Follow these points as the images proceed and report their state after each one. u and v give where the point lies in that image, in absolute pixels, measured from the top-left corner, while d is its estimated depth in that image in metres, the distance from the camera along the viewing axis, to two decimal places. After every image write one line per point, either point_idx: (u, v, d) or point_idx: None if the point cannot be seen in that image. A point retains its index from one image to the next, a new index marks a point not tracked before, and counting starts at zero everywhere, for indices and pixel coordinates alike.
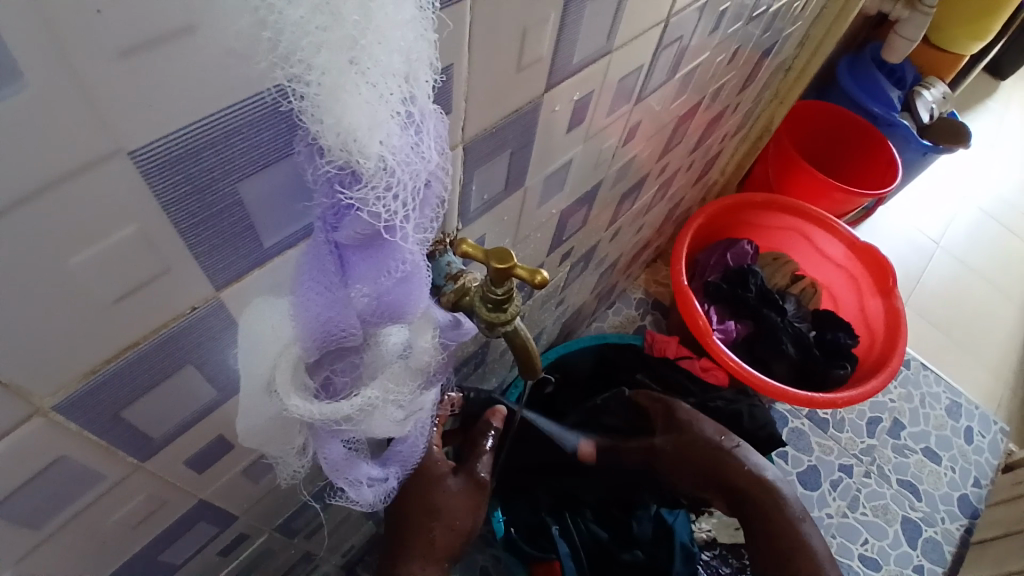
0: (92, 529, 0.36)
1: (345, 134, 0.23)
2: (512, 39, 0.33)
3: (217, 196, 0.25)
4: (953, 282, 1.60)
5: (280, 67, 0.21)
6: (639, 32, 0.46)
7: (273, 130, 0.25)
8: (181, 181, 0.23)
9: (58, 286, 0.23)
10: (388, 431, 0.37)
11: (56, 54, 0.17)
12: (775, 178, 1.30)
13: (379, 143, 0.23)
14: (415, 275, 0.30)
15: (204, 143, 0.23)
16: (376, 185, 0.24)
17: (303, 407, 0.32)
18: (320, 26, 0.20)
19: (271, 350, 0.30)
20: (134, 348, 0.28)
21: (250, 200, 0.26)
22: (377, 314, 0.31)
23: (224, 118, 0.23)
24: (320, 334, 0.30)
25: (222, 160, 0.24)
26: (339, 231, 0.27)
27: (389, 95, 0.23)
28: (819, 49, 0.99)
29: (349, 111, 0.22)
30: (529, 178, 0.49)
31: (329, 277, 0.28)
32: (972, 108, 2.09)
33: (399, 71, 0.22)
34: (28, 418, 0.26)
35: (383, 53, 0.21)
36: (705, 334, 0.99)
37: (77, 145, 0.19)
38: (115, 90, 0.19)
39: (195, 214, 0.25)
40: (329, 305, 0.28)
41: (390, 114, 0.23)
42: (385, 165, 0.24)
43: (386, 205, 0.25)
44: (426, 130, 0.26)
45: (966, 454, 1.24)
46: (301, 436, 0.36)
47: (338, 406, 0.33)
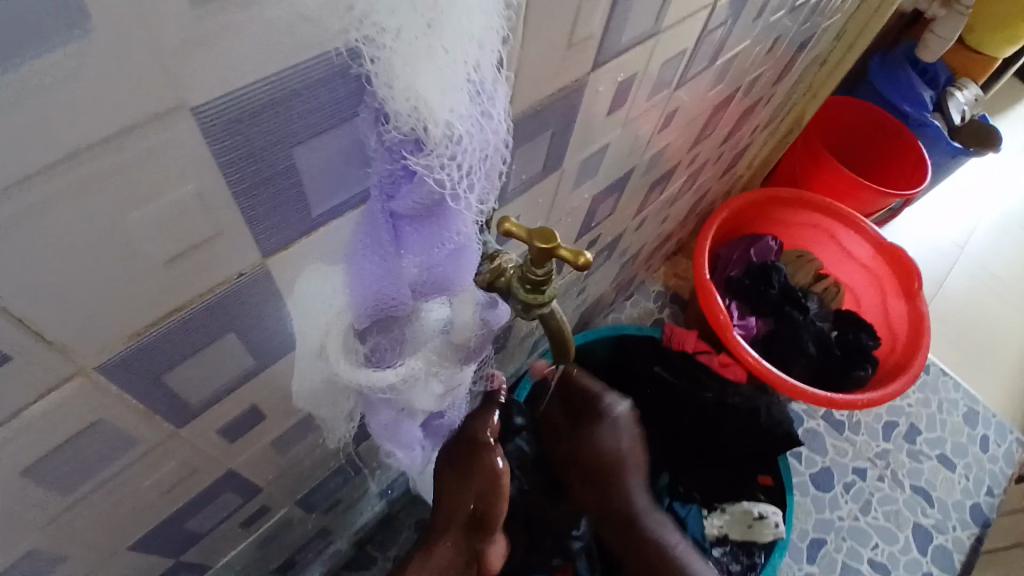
0: (125, 492, 0.36)
1: (415, 98, 0.23)
2: (567, 14, 0.32)
3: (279, 160, 0.25)
4: (976, 289, 1.58)
5: (354, 30, 0.22)
6: (685, 15, 0.45)
7: (337, 93, 0.24)
8: (238, 140, 0.23)
9: (113, 244, 0.22)
10: (425, 404, 0.39)
11: (128, 0, 0.17)
12: (802, 174, 1.29)
13: (448, 111, 0.23)
14: (467, 248, 0.30)
15: (266, 104, 0.22)
16: (441, 154, 0.25)
17: (350, 372, 0.32)
18: None
19: (325, 315, 0.30)
20: (181, 312, 0.28)
21: (307, 164, 0.26)
22: (429, 286, 0.31)
23: (287, 81, 0.22)
24: (372, 305, 0.30)
25: (285, 124, 0.24)
26: (396, 201, 0.27)
27: (462, 61, 0.23)
28: (856, 43, 0.97)
29: (420, 74, 0.22)
30: (566, 161, 0.49)
31: (383, 246, 0.28)
32: (1004, 112, 2.05)
33: (473, 36, 0.22)
34: (71, 377, 0.26)
35: (458, 17, 0.22)
36: (726, 329, 0.98)
37: (142, 99, 0.19)
38: (183, 42, 0.19)
39: (257, 177, 0.25)
40: (381, 275, 0.29)
41: (462, 81, 0.23)
42: (452, 133, 0.24)
43: (449, 174, 0.25)
44: (496, 102, 0.25)
45: (981, 462, 1.23)
46: (351, 402, 0.37)
47: (384, 374, 0.34)
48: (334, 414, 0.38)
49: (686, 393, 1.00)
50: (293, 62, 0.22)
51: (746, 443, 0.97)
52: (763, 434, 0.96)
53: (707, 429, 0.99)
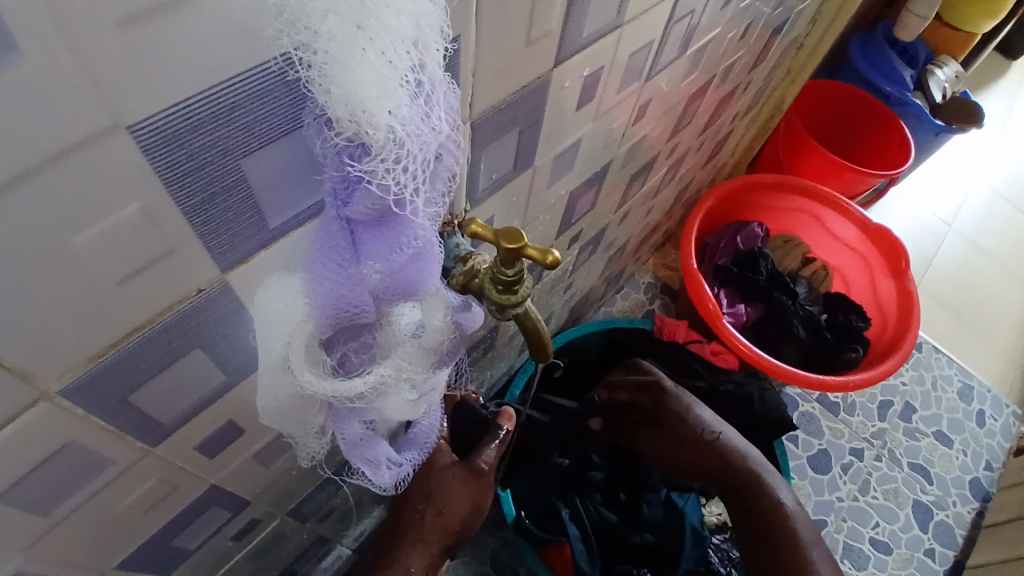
0: (104, 513, 0.36)
1: (353, 103, 0.22)
2: (521, 11, 0.32)
3: (221, 171, 0.24)
4: (965, 264, 1.58)
5: (286, 35, 0.21)
6: (649, 6, 0.45)
7: (277, 100, 0.24)
8: (181, 157, 0.22)
9: (59, 267, 0.22)
10: (397, 412, 0.38)
11: (51, 24, 0.16)
12: (786, 159, 1.29)
13: (388, 114, 0.22)
14: (428, 252, 0.29)
15: (204, 115, 0.22)
16: (385, 158, 0.23)
17: (314, 384, 0.31)
18: None
19: (285, 327, 0.29)
20: (141, 330, 0.27)
21: (256, 175, 0.26)
22: (391, 292, 0.30)
23: (224, 92, 0.22)
24: (332, 311, 0.29)
25: (225, 134, 0.23)
26: (349, 207, 0.26)
27: (397, 61, 0.22)
28: (832, 26, 0.97)
29: (354, 78, 0.21)
30: (538, 157, 0.48)
31: (339, 253, 0.27)
32: (985, 87, 2.06)
33: (408, 36, 0.22)
34: (34, 402, 0.26)
35: (388, 17, 0.21)
36: (715, 317, 0.98)
37: (74, 121, 0.19)
38: (111, 62, 0.18)
39: (200, 191, 0.24)
40: (341, 282, 0.28)
41: (399, 81, 0.22)
42: (395, 136, 0.23)
43: (396, 179, 0.24)
44: (436, 100, 0.25)
45: (977, 437, 1.23)
46: (320, 416, 0.36)
47: (351, 384, 0.32)
48: (305, 430, 0.37)
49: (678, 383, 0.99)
50: (227, 74, 0.21)
51: (739, 429, 0.96)
52: (755, 420, 0.96)
53: None
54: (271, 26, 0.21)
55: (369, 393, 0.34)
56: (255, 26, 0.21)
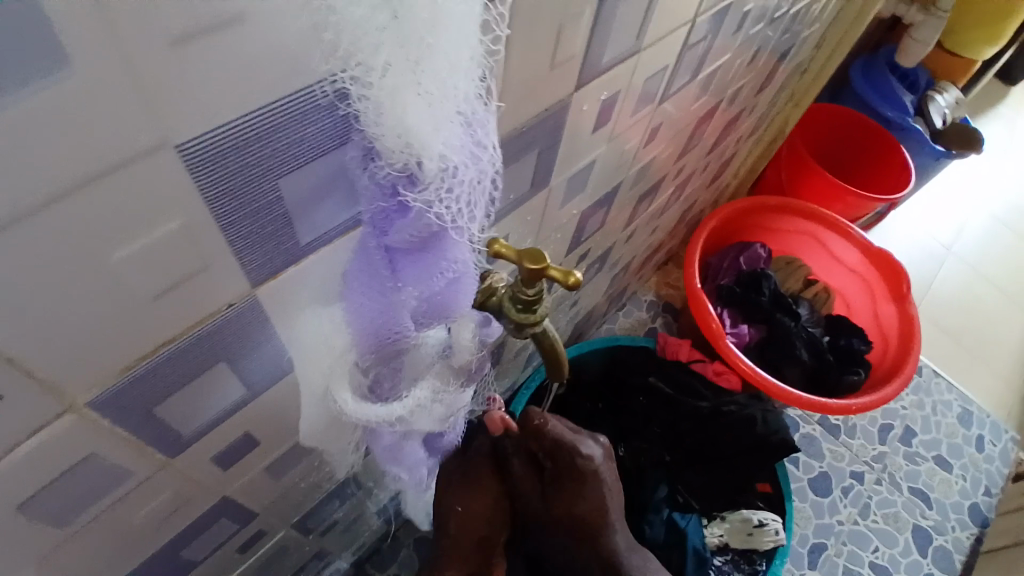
0: (118, 525, 0.36)
1: (408, 135, 0.23)
2: (547, 38, 0.33)
3: (260, 192, 0.25)
4: (964, 289, 1.59)
5: (341, 65, 0.22)
6: (666, 32, 0.46)
7: (321, 124, 0.24)
8: (224, 176, 0.23)
9: (98, 282, 0.22)
10: (431, 426, 0.40)
11: (107, 42, 0.17)
12: (788, 181, 1.30)
13: (441, 145, 0.24)
14: (465, 276, 0.30)
15: (249, 137, 0.22)
16: (436, 187, 0.25)
17: (358, 414, 0.33)
18: (380, 26, 0.20)
19: (327, 354, 0.31)
20: (170, 344, 0.28)
21: (295, 194, 0.26)
22: (427, 314, 0.31)
23: (270, 114, 0.22)
24: (376, 335, 0.30)
25: (267, 156, 0.24)
26: (390, 235, 0.27)
27: (455, 96, 0.23)
28: (836, 52, 0.99)
29: (413, 112, 0.22)
30: (553, 178, 0.49)
31: (381, 280, 0.28)
32: (985, 113, 2.08)
33: (463, 71, 0.23)
34: (61, 414, 0.26)
35: (448, 54, 0.22)
36: (718, 337, 0.99)
37: (123, 138, 0.19)
38: (162, 81, 0.19)
39: (238, 210, 0.25)
40: (384, 307, 0.29)
41: (454, 116, 0.24)
42: (447, 166, 0.25)
43: (449, 207, 0.26)
44: (486, 132, 0.26)
45: (976, 463, 1.23)
46: (357, 433, 0.38)
47: (391, 409, 0.35)
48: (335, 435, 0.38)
49: (683, 403, 1.00)
50: (276, 95, 0.22)
51: (743, 450, 0.96)
52: (760, 442, 0.95)
53: (704, 441, 0.98)
54: (315, 51, 0.21)
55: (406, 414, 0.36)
56: (300, 53, 0.21)
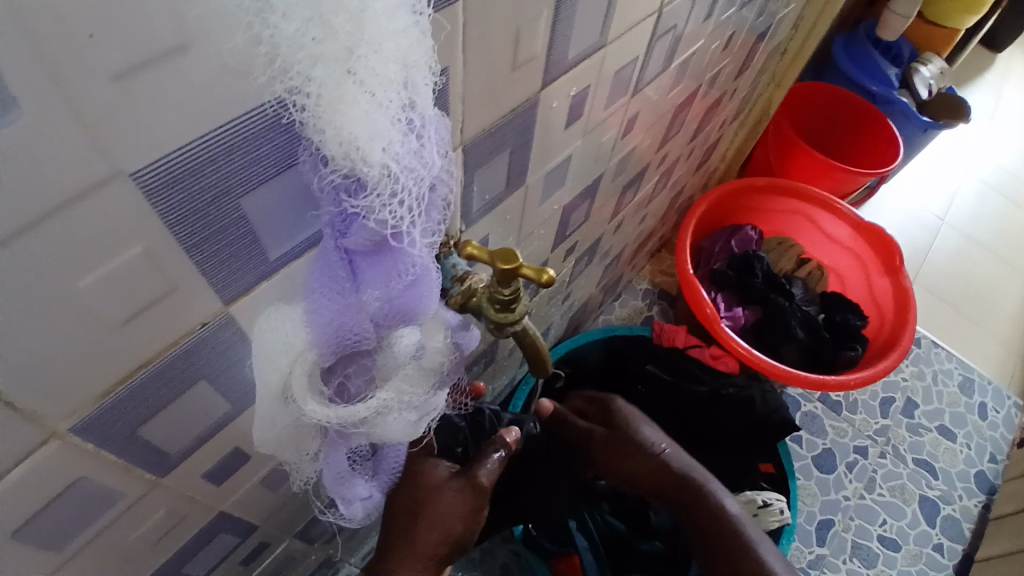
0: (115, 546, 0.36)
1: (347, 143, 0.23)
2: (505, 40, 0.33)
3: (221, 212, 0.25)
4: (960, 258, 1.59)
5: (279, 81, 0.22)
6: (632, 23, 0.46)
7: (275, 142, 0.25)
8: (185, 198, 0.23)
9: (68, 310, 0.23)
10: (401, 435, 0.38)
11: (52, 84, 0.17)
12: (777, 161, 1.30)
13: (380, 151, 0.24)
14: (425, 277, 0.30)
15: (205, 160, 0.23)
16: (382, 193, 0.25)
17: (320, 412, 0.31)
18: (315, 37, 0.20)
19: (287, 355, 0.30)
20: (147, 366, 0.28)
21: (260, 210, 0.27)
22: (390, 318, 0.31)
23: (224, 135, 0.23)
24: (335, 340, 0.30)
25: (226, 176, 0.24)
26: (348, 238, 0.27)
27: (389, 102, 0.23)
28: (814, 30, 0.99)
29: (350, 122, 0.22)
30: (530, 175, 0.49)
31: (340, 283, 0.28)
32: (972, 81, 2.08)
33: (396, 77, 0.23)
34: (45, 441, 0.26)
35: (379, 62, 0.22)
36: (713, 321, 0.99)
37: (79, 171, 0.20)
38: (111, 113, 0.19)
39: (199, 233, 0.25)
40: (342, 311, 0.29)
41: (390, 121, 0.23)
42: (389, 172, 0.24)
43: (391, 211, 0.26)
44: (427, 135, 0.26)
45: (981, 430, 1.23)
46: (316, 442, 0.36)
47: (354, 408, 0.33)
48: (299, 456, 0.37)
49: (681, 389, 0.99)
50: (231, 116, 0.22)
51: (744, 433, 0.96)
52: (760, 424, 0.96)
53: (706, 426, 0.97)
54: (264, 73, 0.22)
55: (371, 416, 0.35)
56: (249, 71, 0.21)
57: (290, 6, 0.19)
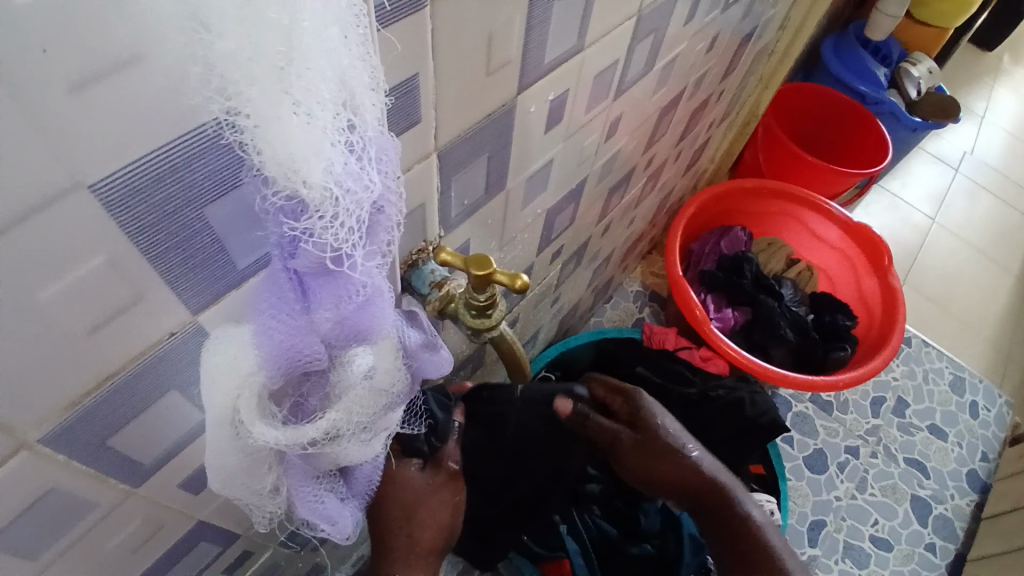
0: (90, 556, 0.36)
1: (286, 164, 0.22)
2: (477, 46, 0.33)
3: (164, 232, 0.24)
4: (951, 257, 1.60)
5: (217, 101, 0.21)
6: (610, 27, 0.46)
7: (217, 159, 0.24)
8: (130, 217, 0.23)
9: (31, 320, 0.23)
10: (360, 455, 0.36)
11: (7, 100, 0.17)
12: (765, 162, 1.30)
13: (322, 173, 0.23)
14: (376, 296, 0.31)
15: (150, 177, 0.22)
16: (324, 214, 0.25)
17: (268, 434, 0.30)
18: (250, 57, 0.20)
19: (232, 379, 0.29)
20: (114, 376, 0.28)
21: (207, 227, 0.26)
22: (343, 337, 0.32)
23: (169, 153, 0.22)
24: (283, 359, 0.30)
25: (170, 196, 0.24)
26: (295, 259, 0.27)
27: (327, 124, 0.23)
28: (800, 32, 0.99)
29: (290, 142, 0.22)
30: (510, 180, 0.49)
31: (288, 303, 0.28)
32: (961, 81, 2.09)
33: (332, 98, 0.22)
34: (14, 452, 0.26)
35: (313, 82, 0.21)
36: (703, 324, 0.99)
37: (36, 185, 0.19)
38: (65, 124, 0.19)
39: (148, 251, 0.25)
40: (292, 332, 0.29)
41: (330, 142, 0.23)
42: (331, 193, 0.24)
43: (333, 233, 0.26)
44: (368, 155, 0.25)
45: (972, 429, 1.24)
46: (271, 474, 0.35)
47: (304, 430, 0.32)
48: (255, 492, 0.35)
49: (670, 391, 1.00)
50: (168, 137, 0.22)
51: (734, 436, 0.95)
52: (749, 425, 0.94)
53: (695, 427, 0.96)
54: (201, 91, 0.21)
55: (324, 437, 0.33)
56: (185, 88, 0.21)
57: (226, 24, 0.19)
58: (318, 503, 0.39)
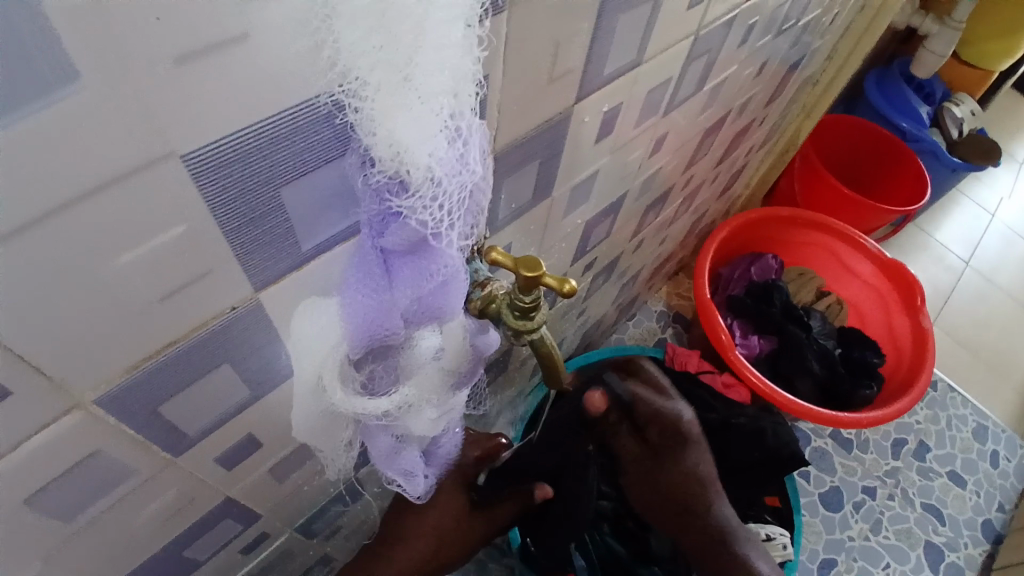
0: (123, 523, 0.37)
1: (396, 146, 0.25)
2: (545, 52, 0.34)
3: (266, 204, 0.26)
4: (983, 303, 1.57)
5: (337, 82, 0.24)
6: (668, 45, 0.46)
7: (321, 134, 0.25)
8: (228, 185, 0.24)
9: (107, 282, 0.23)
10: (422, 428, 0.40)
11: (118, 64, 0.18)
12: (801, 192, 1.29)
13: (427, 156, 0.25)
14: (455, 279, 0.32)
15: (249, 149, 0.23)
16: (423, 195, 0.27)
17: (344, 402, 0.34)
18: (376, 44, 0.22)
19: (320, 350, 0.32)
20: (173, 345, 0.29)
21: (302, 204, 0.28)
22: (419, 314, 0.32)
23: (270, 126, 0.23)
24: (365, 335, 0.32)
25: (271, 165, 0.25)
26: (386, 236, 0.29)
27: (438, 110, 0.24)
28: (847, 64, 0.98)
29: (403, 127, 0.24)
30: (556, 188, 0.50)
31: (375, 280, 0.30)
32: (1004, 125, 2.06)
33: (448, 88, 0.24)
34: (69, 410, 0.27)
35: (434, 70, 0.23)
36: (728, 348, 0.98)
37: (134, 149, 0.20)
38: (166, 92, 0.20)
39: (242, 218, 0.26)
40: (375, 308, 0.30)
41: (439, 129, 0.25)
42: (433, 176, 0.26)
43: (431, 214, 0.27)
44: (470, 145, 0.27)
45: (991, 478, 1.21)
46: (348, 430, 0.40)
47: (378, 403, 0.35)
48: (331, 442, 0.40)
49: (692, 415, 0.97)
50: (262, 113, 0.23)
51: (755, 464, 0.94)
52: (771, 455, 0.94)
53: (714, 453, 0.95)
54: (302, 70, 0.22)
55: (393, 411, 0.37)
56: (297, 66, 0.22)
57: (356, 12, 0.21)
58: (401, 455, 0.43)
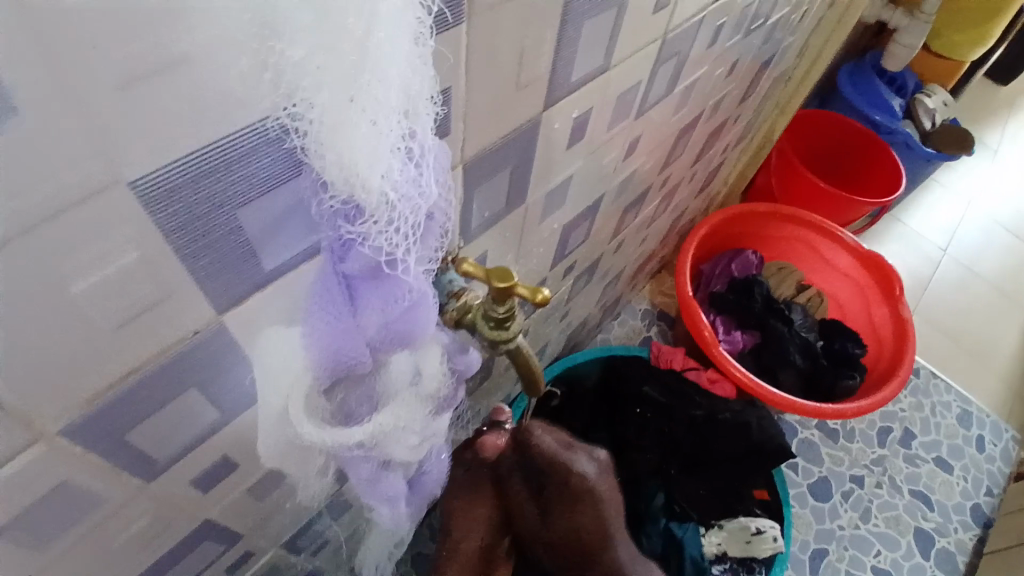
0: (97, 551, 0.36)
1: (348, 169, 0.24)
2: (509, 60, 0.33)
3: (218, 229, 0.26)
4: (961, 290, 1.59)
5: (283, 101, 0.23)
6: (636, 48, 0.46)
7: (271, 160, 0.25)
8: (181, 210, 0.24)
9: (62, 312, 0.23)
10: (404, 457, 0.38)
11: (59, 92, 0.18)
12: (779, 187, 1.30)
13: (380, 178, 0.25)
14: (421, 302, 0.32)
15: (201, 172, 0.23)
16: (378, 219, 0.27)
17: (316, 434, 0.32)
18: (319, 65, 0.21)
19: (285, 378, 0.30)
20: (137, 371, 0.28)
21: (256, 227, 0.27)
22: (387, 341, 0.31)
23: (221, 149, 0.23)
24: (332, 364, 0.30)
25: (223, 190, 0.24)
26: (345, 263, 0.29)
27: (389, 131, 0.24)
28: (819, 59, 0.99)
29: (353, 148, 0.24)
30: (530, 194, 0.49)
31: (337, 307, 0.29)
32: (976, 113, 2.09)
33: (398, 107, 0.24)
34: (32, 442, 0.26)
35: (382, 92, 0.23)
36: (711, 345, 0.98)
37: (82, 177, 0.20)
38: (112, 120, 0.19)
39: (195, 245, 0.25)
40: (339, 334, 0.29)
41: (390, 150, 0.25)
42: (387, 200, 0.26)
43: (387, 238, 0.27)
44: (423, 164, 0.27)
45: (978, 463, 1.22)
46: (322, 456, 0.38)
47: (352, 433, 0.33)
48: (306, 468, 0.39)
49: (677, 410, 1.00)
50: (211, 136, 0.22)
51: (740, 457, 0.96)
52: (756, 448, 0.95)
53: (700, 447, 0.98)
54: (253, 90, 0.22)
55: (370, 441, 0.35)
56: (250, 87, 0.22)
57: (296, 32, 0.21)
58: (385, 484, 0.41)
